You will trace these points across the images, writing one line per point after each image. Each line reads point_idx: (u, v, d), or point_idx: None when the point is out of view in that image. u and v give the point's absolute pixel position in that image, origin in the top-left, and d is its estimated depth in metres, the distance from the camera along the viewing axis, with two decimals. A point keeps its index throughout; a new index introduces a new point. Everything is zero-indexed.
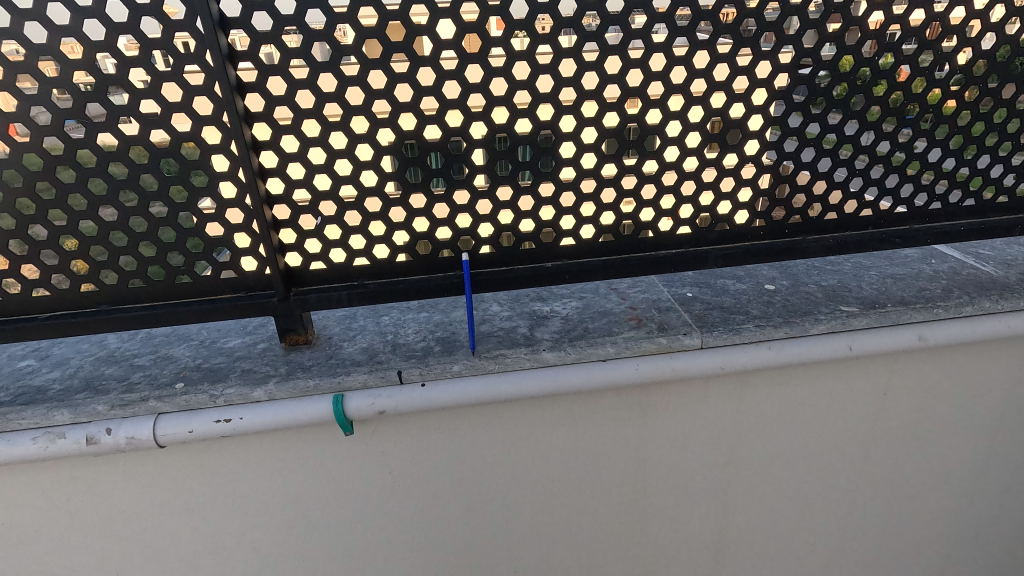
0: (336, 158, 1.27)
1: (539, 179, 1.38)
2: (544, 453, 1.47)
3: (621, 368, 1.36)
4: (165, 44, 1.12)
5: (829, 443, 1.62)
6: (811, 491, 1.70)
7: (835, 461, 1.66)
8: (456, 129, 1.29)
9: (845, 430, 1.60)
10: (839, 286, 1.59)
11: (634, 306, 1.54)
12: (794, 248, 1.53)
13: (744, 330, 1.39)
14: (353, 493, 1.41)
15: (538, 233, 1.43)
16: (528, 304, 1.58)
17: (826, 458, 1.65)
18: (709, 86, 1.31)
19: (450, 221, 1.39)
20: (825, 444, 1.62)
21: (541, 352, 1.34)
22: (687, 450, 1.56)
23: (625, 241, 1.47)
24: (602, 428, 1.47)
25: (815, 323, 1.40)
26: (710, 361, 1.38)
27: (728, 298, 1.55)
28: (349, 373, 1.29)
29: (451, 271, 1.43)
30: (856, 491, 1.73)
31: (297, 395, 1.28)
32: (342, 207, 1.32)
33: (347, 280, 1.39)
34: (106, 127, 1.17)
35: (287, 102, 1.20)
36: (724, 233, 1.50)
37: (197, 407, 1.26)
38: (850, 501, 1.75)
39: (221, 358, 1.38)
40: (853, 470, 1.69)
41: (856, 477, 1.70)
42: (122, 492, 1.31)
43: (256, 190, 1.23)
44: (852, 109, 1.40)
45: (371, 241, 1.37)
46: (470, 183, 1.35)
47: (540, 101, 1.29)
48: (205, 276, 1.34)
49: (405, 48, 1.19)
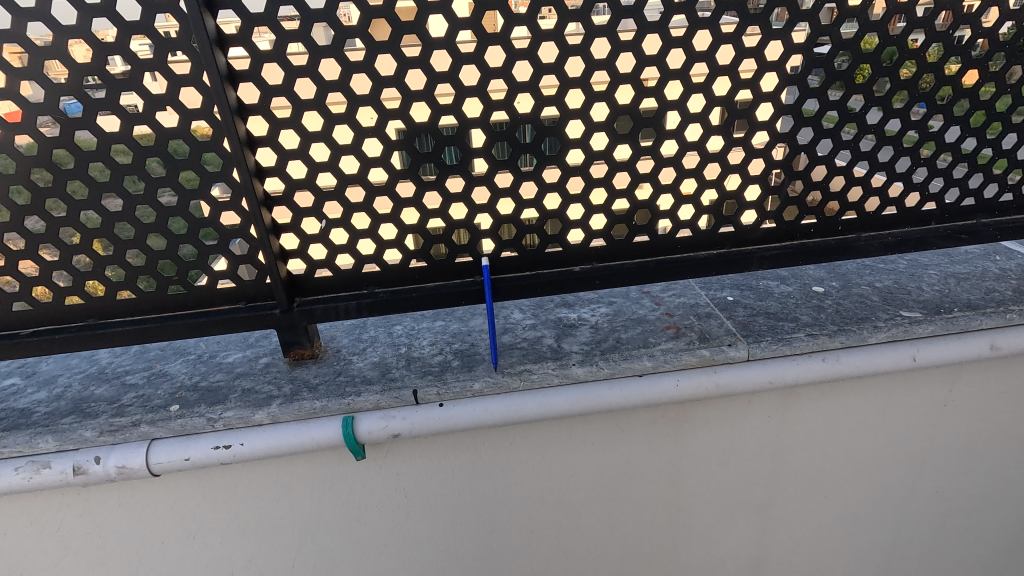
0: (341, 154, 1.14)
1: (568, 173, 1.23)
2: (571, 472, 1.33)
3: (659, 384, 1.23)
4: (146, 27, 0.99)
5: (885, 457, 1.47)
6: (862, 508, 1.55)
7: (890, 477, 1.51)
8: (474, 119, 1.15)
9: (903, 444, 1.46)
10: (897, 288, 1.44)
11: (670, 312, 1.40)
12: (848, 247, 1.37)
13: (795, 341, 1.26)
14: (367, 518, 1.29)
15: (564, 235, 1.28)
16: (553, 310, 1.45)
17: (880, 473, 1.50)
18: (760, 67, 1.18)
19: (469, 221, 1.25)
20: (881, 458, 1.47)
21: (570, 368, 1.22)
22: (727, 467, 1.42)
23: (660, 241, 1.32)
24: (634, 446, 1.33)
25: (874, 331, 1.27)
26: (758, 375, 1.25)
27: (773, 303, 1.41)
28: (359, 393, 1.18)
29: (469, 277, 1.29)
30: (910, 507, 1.58)
31: (304, 417, 1.17)
32: (349, 209, 1.19)
33: (355, 289, 1.27)
34: (83, 123, 1.04)
35: (286, 92, 1.07)
36: (769, 231, 1.35)
37: (195, 432, 1.15)
38: (904, 517, 1.60)
39: (220, 375, 1.27)
40: (910, 485, 1.54)
41: (912, 493, 1.56)
42: (115, 523, 1.20)
43: (252, 191, 1.10)
44: (920, 91, 1.23)
45: (382, 246, 1.24)
46: (491, 181, 1.21)
47: (569, 87, 1.15)
48: (201, 286, 1.22)
49: (417, 30, 1.06)
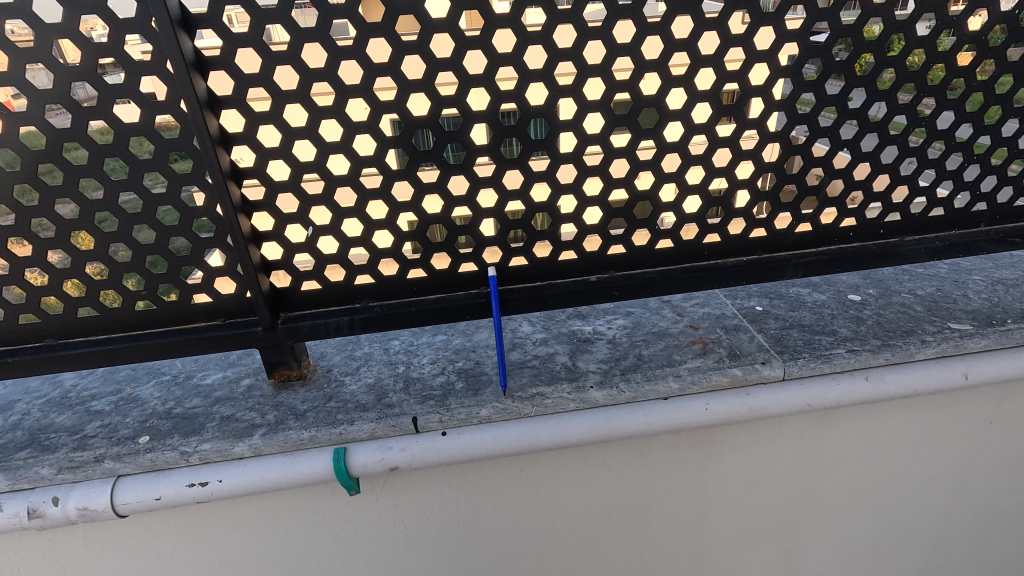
0: (328, 154, 1.00)
1: (585, 173, 1.09)
2: (585, 500, 1.20)
3: (686, 408, 1.11)
4: (97, 6, 0.85)
5: (930, 481, 1.34)
6: (903, 534, 1.43)
7: (934, 502, 1.38)
8: (479, 112, 1.02)
9: (950, 467, 1.33)
10: (941, 297, 1.31)
11: (694, 324, 1.28)
12: (891, 253, 1.23)
13: (835, 358, 1.14)
14: (362, 555, 1.16)
15: (580, 242, 1.15)
16: (565, 323, 1.33)
17: (925, 499, 1.37)
18: (803, 51, 1.04)
19: (473, 228, 1.11)
20: (926, 483, 1.34)
21: (587, 391, 1.09)
22: (758, 494, 1.28)
23: (685, 248, 1.19)
24: (656, 473, 1.20)
25: (922, 347, 1.15)
26: (796, 397, 1.13)
27: (807, 315, 1.28)
28: (352, 422, 1.05)
29: (474, 288, 1.16)
30: (954, 533, 1.46)
31: (290, 449, 1.04)
32: (339, 215, 1.05)
33: (348, 303, 1.14)
34: (28, 118, 0.90)
35: (264, 83, 0.93)
36: (805, 235, 1.21)
37: (167, 468, 1.02)
38: (947, 544, 1.47)
39: (197, 400, 1.14)
40: (955, 511, 1.41)
41: (957, 518, 1.43)
42: (79, 568, 1.07)
43: (227, 196, 0.97)
44: (978, 79, 1.12)
45: (376, 256, 1.10)
46: (498, 182, 1.08)
47: (588, 76, 1.01)
48: (173, 302, 1.08)
49: (415, 10, 0.92)
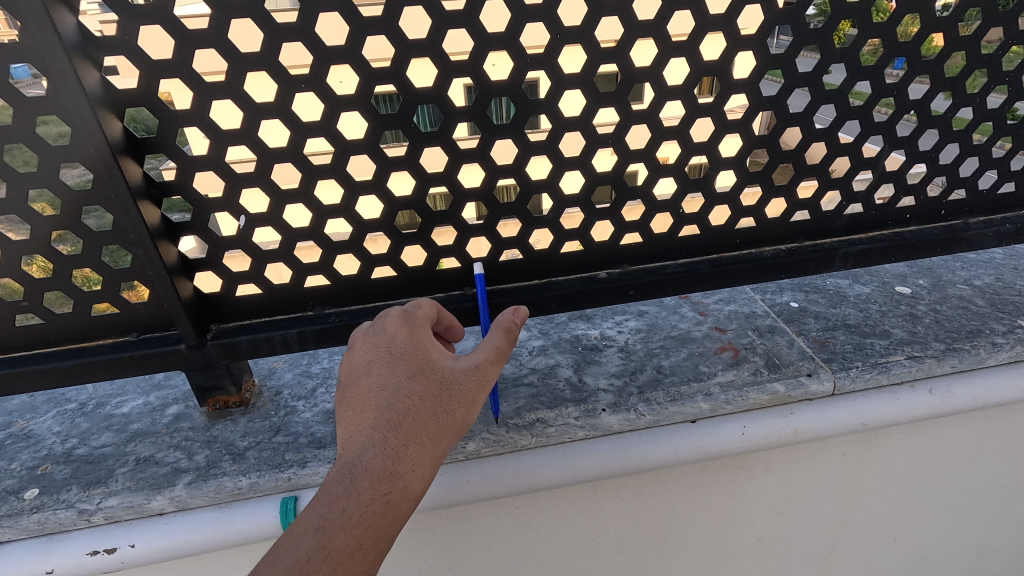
0: (259, 120, 0.75)
1: (595, 143, 0.86)
2: (594, 537, 1.00)
3: (718, 433, 0.91)
4: None
5: (990, 501, 1.16)
6: (951, 556, 1.25)
7: (991, 521, 1.20)
8: (459, 63, 0.77)
9: (1012, 485, 1.15)
10: (1003, 288, 1.13)
11: (720, 326, 1.09)
12: (957, 238, 1.02)
13: (895, 367, 0.93)
14: None
15: (587, 230, 0.92)
16: (567, 326, 1.12)
17: (980, 519, 1.19)
18: None
19: (454, 214, 0.88)
20: (984, 503, 1.16)
21: (599, 416, 0.87)
22: (794, 524, 1.09)
23: (714, 235, 0.97)
24: (678, 505, 1.00)
25: (996, 351, 0.96)
26: (849, 415, 0.93)
27: (853, 312, 1.09)
28: (304, 463, 0.82)
29: (457, 289, 0.94)
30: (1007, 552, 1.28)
31: (224, 499, 0.82)
32: (280, 200, 0.81)
33: (298, 312, 0.91)
34: None
35: (162, 21, 0.67)
36: (855, 218, 1.00)
37: (61, 530, 0.79)
38: (997, 562, 1.30)
39: (108, 436, 0.90)
40: (1013, 530, 1.23)
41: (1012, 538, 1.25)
42: None
43: (119, 177, 0.71)
44: None
45: (330, 253, 0.87)
46: (486, 156, 0.84)
47: (602, 14, 0.77)
48: (66, 315, 0.83)
49: None
